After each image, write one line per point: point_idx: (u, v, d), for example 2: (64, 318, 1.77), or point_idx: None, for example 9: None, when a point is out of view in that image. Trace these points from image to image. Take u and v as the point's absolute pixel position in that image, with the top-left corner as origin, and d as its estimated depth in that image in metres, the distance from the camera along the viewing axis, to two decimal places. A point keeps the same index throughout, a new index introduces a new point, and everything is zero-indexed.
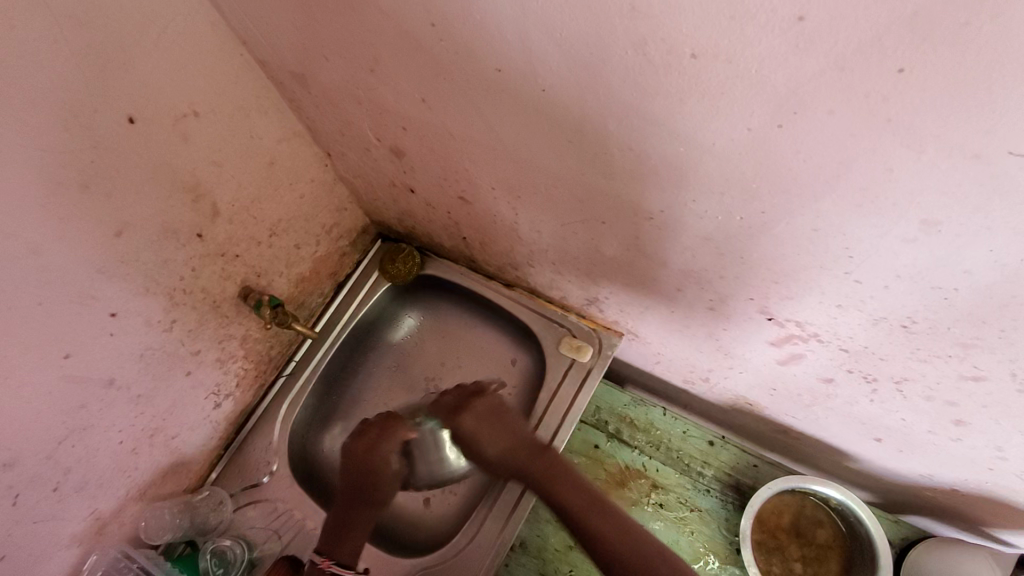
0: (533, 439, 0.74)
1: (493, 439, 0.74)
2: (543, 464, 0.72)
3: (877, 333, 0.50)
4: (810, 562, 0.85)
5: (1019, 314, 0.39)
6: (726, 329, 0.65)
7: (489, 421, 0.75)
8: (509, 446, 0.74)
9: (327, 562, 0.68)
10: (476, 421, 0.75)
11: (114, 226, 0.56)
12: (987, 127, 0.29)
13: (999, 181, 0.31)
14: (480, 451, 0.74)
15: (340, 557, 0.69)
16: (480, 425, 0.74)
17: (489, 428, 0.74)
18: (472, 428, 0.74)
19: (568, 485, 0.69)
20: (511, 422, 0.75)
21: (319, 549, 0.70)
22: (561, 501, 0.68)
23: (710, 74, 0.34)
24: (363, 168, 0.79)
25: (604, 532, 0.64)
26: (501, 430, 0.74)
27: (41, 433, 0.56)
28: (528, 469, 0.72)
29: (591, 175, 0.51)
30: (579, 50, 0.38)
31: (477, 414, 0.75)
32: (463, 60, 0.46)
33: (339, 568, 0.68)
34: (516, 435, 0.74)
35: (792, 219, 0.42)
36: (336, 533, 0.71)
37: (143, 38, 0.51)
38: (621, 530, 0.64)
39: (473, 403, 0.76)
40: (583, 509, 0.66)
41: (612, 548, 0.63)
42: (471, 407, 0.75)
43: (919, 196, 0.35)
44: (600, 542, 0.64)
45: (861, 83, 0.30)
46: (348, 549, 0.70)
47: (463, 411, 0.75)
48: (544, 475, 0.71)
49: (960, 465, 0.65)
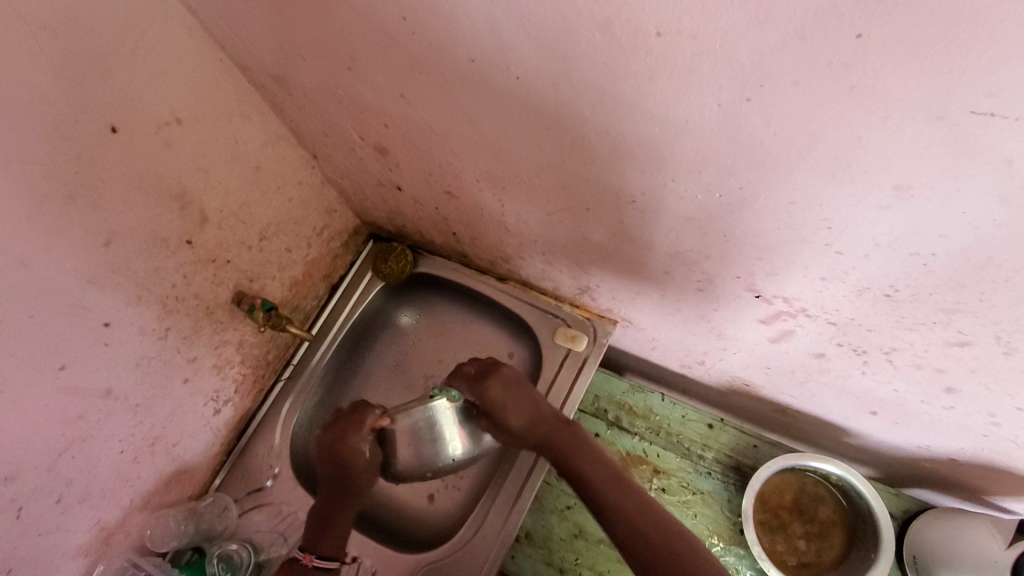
0: (556, 416, 0.75)
1: (517, 410, 0.74)
2: (563, 439, 0.73)
3: (862, 304, 0.51)
4: (814, 539, 0.85)
5: (997, 277, 0.40)
6: (715, 309, 0.65)
7: (516, 392, 0.75)
8: (531, 418, 0.75)
9: (310, 557, 0.69)
10: (502, 392, 0.74)
11: (102, 237, 0.57)
12: (948, 87, 0.30)
13: (964, 141, 0.32)
14: (502, 422, 0.75)
15: (322, 551, 0.71)
16: (507, 395, 0.74)
17: (513, 401, 0.75)
18: (498, 398, 0.74)
19: (592, 462, 0.70)
20: (533, 395, 0.76)
21: (301, 544, 0.72)
22: (581, 474, 0.70)
23: (676, 52, 0.35)
24: (349, 168, 0.80)
25: (625, 505, 0.65)
26: (523, 403, 0.75)
27: (41, 444, 0.57)
28: (556, 441, 0.73)
29: (570, 161, 0.51)
30: (548, 36, 0.39)
31: (504, 382, 0.75)
32: (436, 53, 0.46)
33: (321, 561, 0.69)
34: (539, 408, 0.75)
35: (768, 193, 0.43)
36: (318, 528, 0.73)
37: (121, 48, 0.51)
38: (640, 505, 0.65)
39: (500, 371, 0.76)
40: (609, 486, 0.67)
41: (631, 523, 0.64)
42: (499, 375, 0.75)
43: (889, 162, 0.35)
44: (618, 517, 0.65)
45: (822, 52, 0.31)
46: (330, 542, 0.72)
47: (492, 378, 0.75)
48: (570, 451, 0.72)
49: (956, 433, 0.66)
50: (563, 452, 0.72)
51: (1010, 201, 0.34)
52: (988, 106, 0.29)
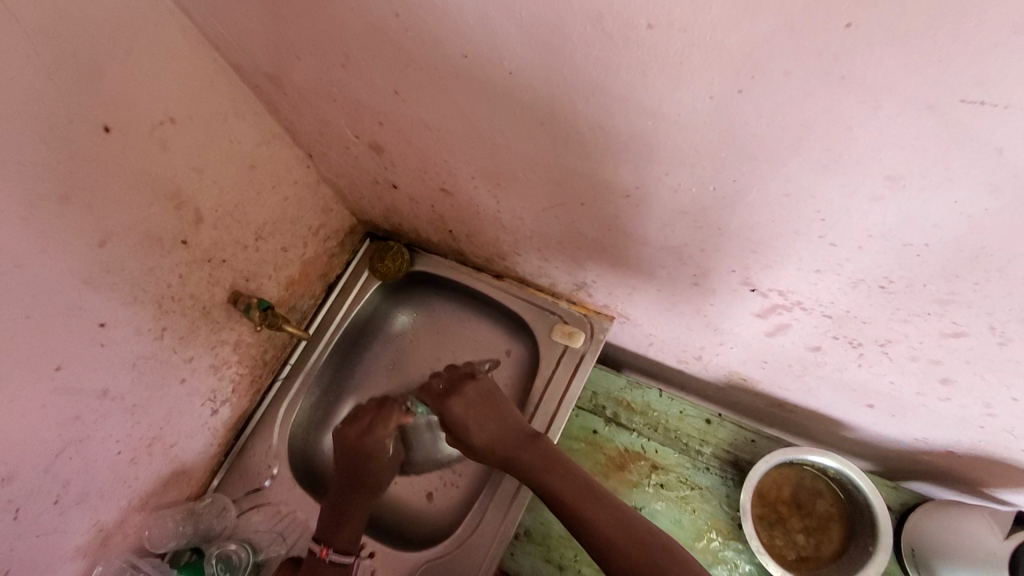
0: (521, 429, 0.75)
1: (481, 425, 0.75)
2: (530, 456, 0.72)
3: (856, 296, 0.51)
4: (813, 532, 0.85)
5: (990, 267, 0.40)
6: (711, 304, 0.65)
7: (478, 407, 0.77)
8: (496, 433, 0.75)
9: (326, 550, 0.70)
10: (464, 409, 0.77)
11: (97, 237, 0.56)
12: (937, 76, 0.30)
13: (956, 130, 0.32)
14: (468, 438, 0.76)
15: (339, 544, 0.71)
16: (468, 411, 0.76)
17: (477, 416, 0.76)
18: (459, 414, 0.76)
19: (562, 477, 0.69)
20: (498, 408, 0.77)
21: (318, 537, 0.72)
22: (547, 488, 0.69)
23: (667, 44, 0.35)
24: (345, 167, 0.79)
25: (599, 521, 0.64)
26: (489, 416, 0.76)
27: (37, 445, 0.57)
28: (518, 459, 0.72)
29: (564, 156, 0.51)
30: (540, 30, 0.39)
31: (467, 400, 0.77)
32: (429, 49, 0.46)
33: (338, 556, 0.70)
34: (503, 422, 0.75)
35: (762, 185, 0.43)
36: (333, 520, 0.73)
37: (114, 47, 0.51)
38: (615, 522, 0.64)
39: (463, 389, 0.79)
40: (577, 500, 0.67)
41: (602, 533, 0.64)
42: (461, 393, 0.78)
43: (881, 152, 0.35)
44: (590, 529, 0.65)
45: (812, 42, 0.31)
46: (345, 537, 0.72)
47: (453, 396, 0.78)
48: (536, 468, 0.71)
49: (953, 425, 0.66)
50: (530, 469, 0.71)
51: (1001, 190, 0.34)
52: (979, 94, 0.30)
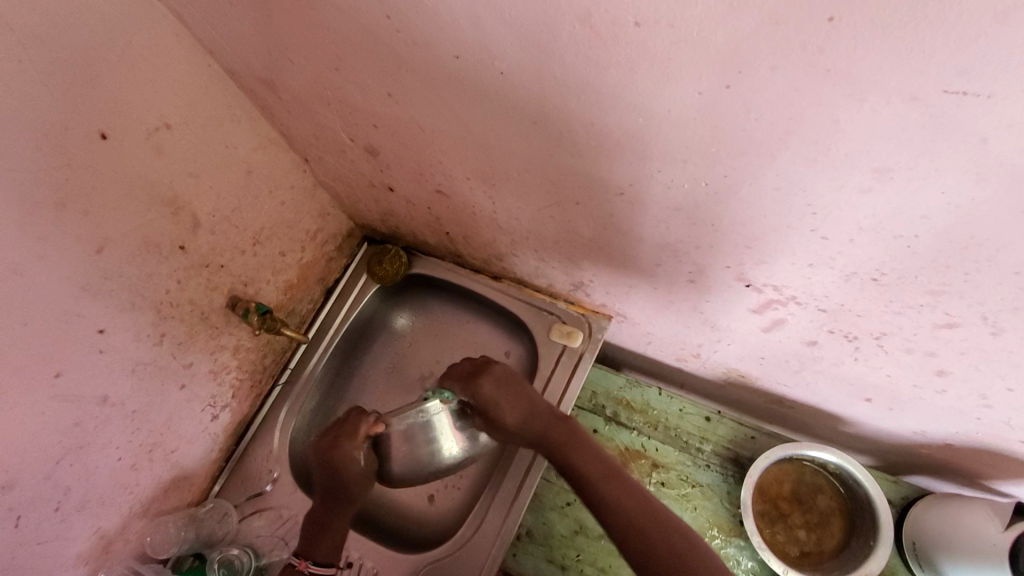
0: (551, 412, 0.75)
1: (512, 406, 0.74)
2: (560, 435, 0.73)
3: (850, 290, 0.51)
4: (814, 528, 0.85)
5: (979, 257, 0.40)
6: (707, 300, 0.65)
7: (508, 388, 0.75)
8: (529, 414, 0.75)
9: (305, 564, 0.70)
10: (494, 388, 0.75)
11: (95, 243, 0.57)
12: (918, 69, 0.30)
13: (939, 121, 0.32)
14: (498, 419, 0.74)
15: (318, 557, 0.72)
16: (500, 391, 0.74)
17: (506, 397, 0.75)
18: (490, 394, 0.74)
19: (585, 457, 0.70)
20: (526, 392, 0.76)
21: (297, 552, 0.72)
22: (575, 471, 0.70)
23: (655, 41, 0.35)
24: (341, 171, 0.80)
25: (625, 500, 0.65)
26: (518, 399, 0.75)
27: (38, 452, 0.57)
28: (549, 437, 0.73)
29: (557, 155, 0.52)
30: (529, 28, 0.39)
31: (496, 379, 0.75)
32: (421, 50, 0.47)
33: (316, 568, 0.70)
34: (534, 404, 0.76)
35: (753, 180, 0.43)
36: (312, 533, 0.73)
37: (109, 54, 0.52)
38: (636, 499, 0.65)
39: (490, 369, 0.76)
40: (601, 480, 0.67)
41: (629, 517, 0.63)
42: (490, 372, 0.75)
43: (867, 143, 0.36)
44: (614, 516, 0.64)
45: (796, 37, 0.31)
46: (326, 547, 0.73)
47: (481, 376, 0.75)
48: (562, 445, 0.72)
49: (950, 417, 0.66)
50: (561, 447, 0.72)
51: (986, 178, 0.34)
52: (961, 84, 0.30)
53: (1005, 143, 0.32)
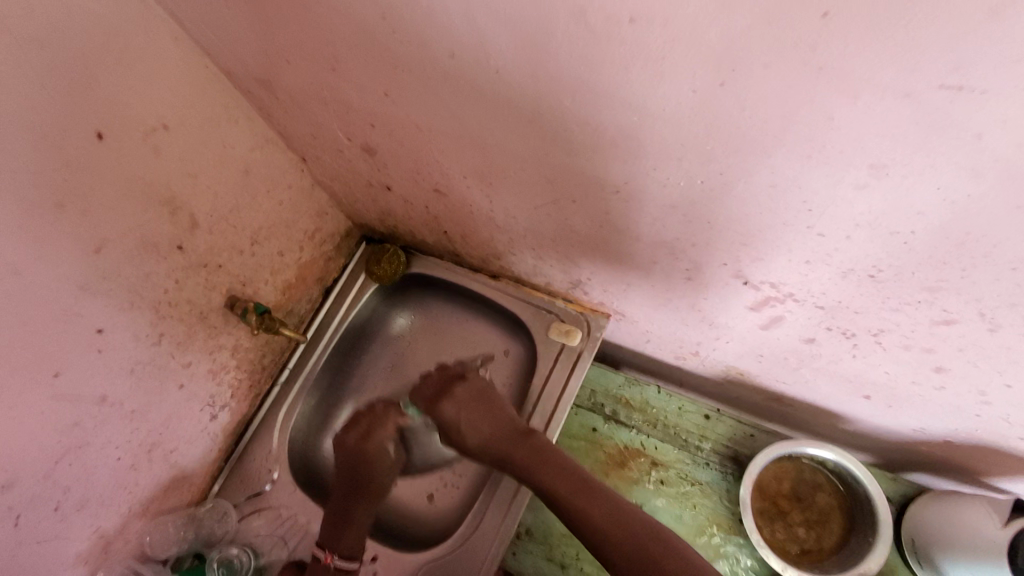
0: (513, 426, 0.75)
1: (474, 424, 0.75)
2: (523, 453, 0.72)
3: (847, 287, 0.51)
4: (814, 525, 0.85)
5: (976, 253, 0.40)
6: (705, 298, 0.65)
7: (474, 404, 0.76)
8: (489, 432, 0.75)
9: (331, 558, 0.70)
10: (457, 408, 0.76)
11: (93, 243, 0.57)
12: (913, 66, 0.30)
13: (934, 117, 0.32)
14: (462, 439, 0.76)
15: (342, 552, 0.71)
16: (461, 411, 0.76)
17: (474, 414, 0.76)
18: (453, 415, 0.76)
19: (552, 472, 0.69)
20: (492, 406, 0.76)
21: (320, 546, 0.72)
22: (544, 486, 0.69)
23: (649, 38, 0.35)
24: (339, 170, 0.80)
25: (593, 514, 0.65)
26: (483, 417, 0.75)
27: (37, 452, 0.57)
28: (511, 457, 0.72)
29: (553, 153, 0.52)
30: (524, 27, 0.39)
31: (459, 400, 0.76)
32: (417, 50, 0.47)
33: (342, 562, 0.70)
34: (497, 421, 0.75)
35: (749, 177, 0.43)
36: (337, 528, 0.73)
37: (106, 54, 0.52)
38: (608, 512, 0.65)
39: (453, 389, 0.77)
40: (573, 495, 0.67)
41: (601, 531, 0.64)
42: (452, 394, 0.77)
43: (863, 140, 0.36)
44: (591, 527, 0.64)
45: (790, 33, 0.31)
46: (350, 543, 0.72)
47: (445, 398, 0.77)
48: (528, 465, 0.71)
49: (948, 414, 0.66)
50: (521, 464, 0.71)
51: (982, 174, 0.34)
52: (957, 79, 0.30)
53: (1000, 139, 0.32)
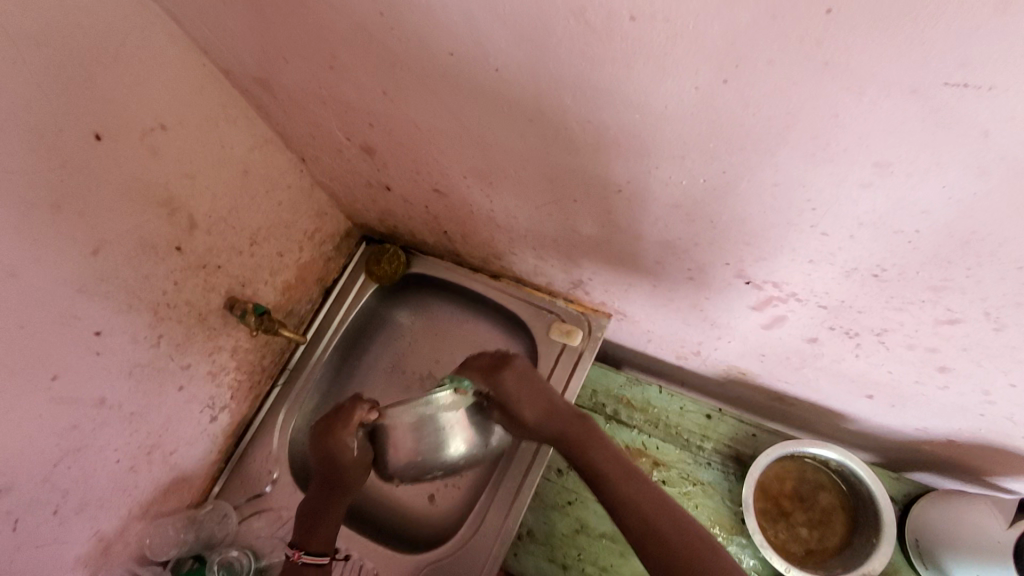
0: (568, 408, 0.75)
1: (531, 401, 0.75)
2: (575, 432, 0.72)
3: (850, 286, 0.51)
4: (817, 525, 0.84)
5: (981, 251, 0.40)
6: (707, 298, 0.65)
7: (527, 383, 0.76)
8: (545, 410, 0.75)
9: (299, 554, 0.71)
10: (515, 384, 0.76)
11: (90, 245, 0.56)
12: (921, 62, 0.30)
13: (940, 114, 0.32)
14: (517, 413, 0.75)
15: (311, 547, 0.72)
16: (519, 386, 0.75)
17: (527, 392, 0.76)
18: (513, 389, 0.75)
19: (604, 454, 0.70)
20: (544, 388, 0.77)
21: (291, 541, 0.73)
22: (592, 468, 0.69)
23: (651, 36, 0.35)
24: (338, 171, 0.80)
25: (636, 502, 0.64)
26: (535, 396, 0.76)
27: (34, 455, 0.56)
28: (565, 434, 0.73)
29: (555, 153, 0.51)
30: (523, 23, 0.39)
31: (518, 374, 0.76)
32: (416, 48, 0.46)
33: (310, 558, 0.71)
34: (553, 401, 0.76)
35: (752, 175, 0.43)
36: (308, 524, 0.73)
37: (103, 55, 0.51)
38: (650, 502, 0.64)
39: (512, 363, 0.77)
40: (619, 481, 0.67)
41: (641, 519, 0.63)
42: (511, 367, 0.77)
43: (867, 138, 0.36)
44: (634, 517, 0.64)
45: (793, 29, 0.31)
46: (320, 538, 0.73)
47: (504, 371, 0.76)
48: (579, 443, 0.71)
49: (953, 414, 0.65)
50: (575, 447, 0.72)
51: (988, 172, 0.34)
52: (964, 75, 0.30)
53: (1007, 136, 0.31)
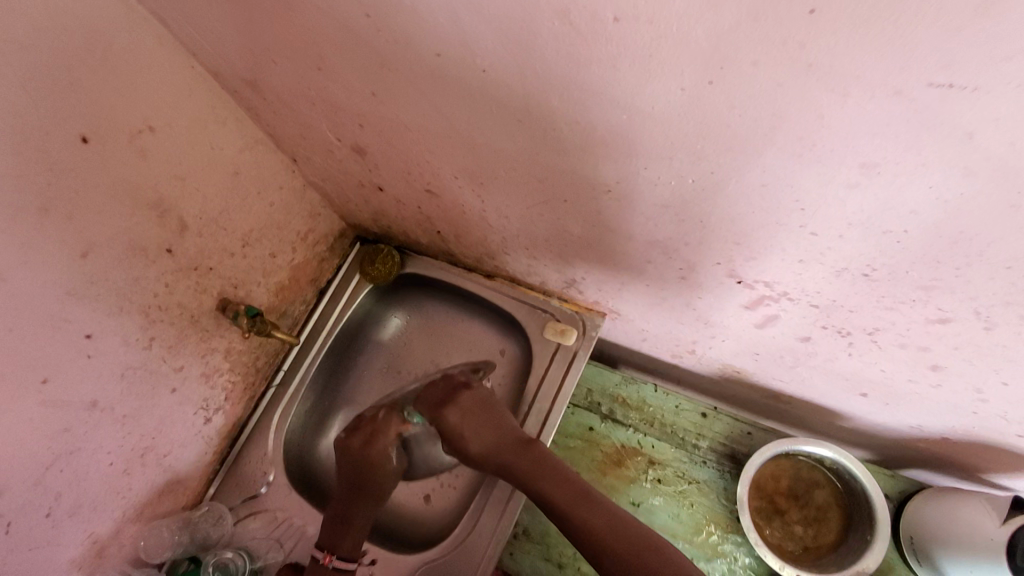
0: (513, 434, 0.75)
1: (476, 434, 0.74)
2: (526, 463, 0.72)
3: (841, 286, 0.50)
4: (812, 523, 0.85)
5: (970, 252, 0.40)
6: (699, 297, 0.65)
7: (479, 414, 0.75)
8: (494, 441, 0.74)
9: (329, 558, 0.70)
10: (461, 416, 0.74)
11: (79, 248, 0.56)
12: (904, 63, 0.29)
13: (926, 115, 0.32)
14: (463, 446, 0.75)
15: (341, 551, 0.72)
16: (464, 419, 0.74)
17: (474, 424, 0.75)
18: (456, 424, 0.74)
19: (555, 482, 0.69)
20: (496, 417, 0.76)
21: (322, 546, 0.73)
22: (545, 496, 0.69)
23: (636, 37, 0.35)
24: (330, 171, 0.79)
25: (594, 524, 0.64)
26: (487, 426, 0.75)
27: (27, 458, 0.56)
28: (514, 467, 0.72)
29: (544, 154, 0.51)
30: (509, 25, 0.38)
31: (463, 407, 0.75)
32: (402, 48, 0.46)
33: (341, 562, 0.71)
34: (500, 431, 0.75)
35: (740, 176, 0.43)
36: (336, 528, 0.74)
37: (88, 57, 0.51)
38: (612, 524, 0.64)
39: (459, 397, 0.75)
40: (574, 505, 0.67)
41: (601, 540, 0.63)
42: (455, 401, 0.75)
43: (852, 139, 0.35)
44: (591, 534, 0.64)
45: (777, 30, 0.30)
46: (351, 543, 0.73)
47: (447, 406, 0.75)
48: (530, 473, 0.71)
49: (945, 412, 0.65)
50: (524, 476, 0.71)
51: (974, 173, 0.34)
52: (947, 78, 0.29)
53: (993, 137, 0.31)
